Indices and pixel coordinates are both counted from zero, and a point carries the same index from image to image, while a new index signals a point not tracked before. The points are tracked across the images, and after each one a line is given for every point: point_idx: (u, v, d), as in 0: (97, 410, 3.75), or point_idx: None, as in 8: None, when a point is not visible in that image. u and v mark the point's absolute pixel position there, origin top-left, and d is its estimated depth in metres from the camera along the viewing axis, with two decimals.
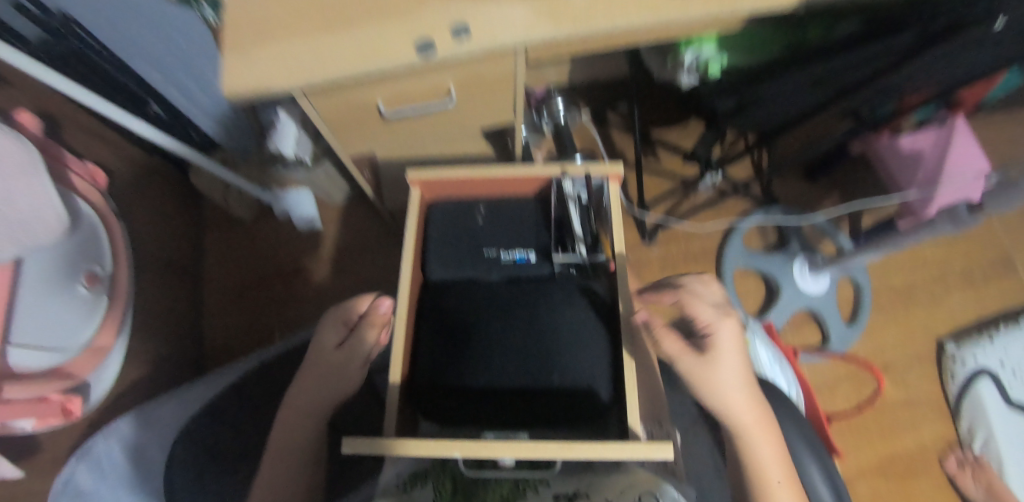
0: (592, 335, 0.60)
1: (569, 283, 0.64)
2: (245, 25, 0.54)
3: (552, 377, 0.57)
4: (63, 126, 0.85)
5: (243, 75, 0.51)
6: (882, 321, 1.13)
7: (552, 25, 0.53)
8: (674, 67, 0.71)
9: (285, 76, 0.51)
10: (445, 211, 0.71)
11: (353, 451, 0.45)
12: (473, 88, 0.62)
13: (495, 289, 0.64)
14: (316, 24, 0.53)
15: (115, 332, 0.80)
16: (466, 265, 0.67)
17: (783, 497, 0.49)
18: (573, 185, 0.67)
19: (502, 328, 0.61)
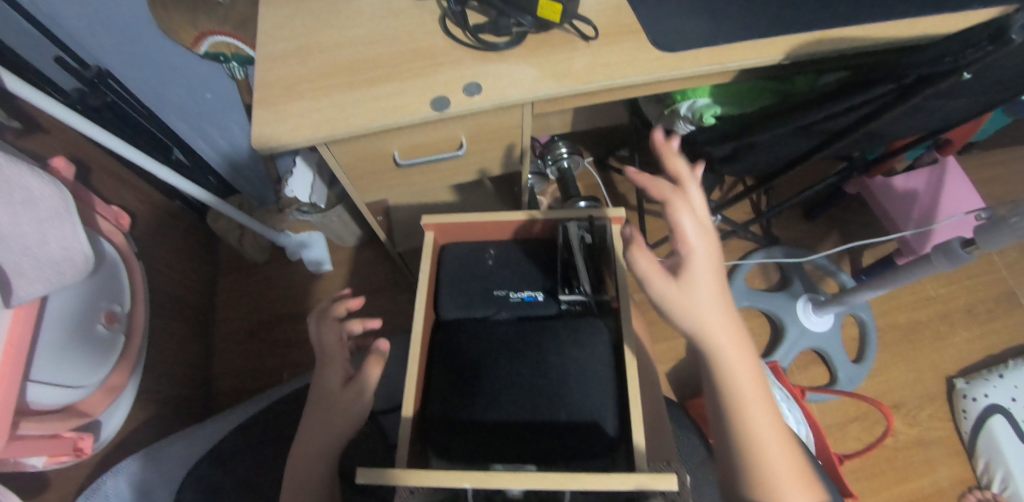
0: (600, 374, 0.61)
1: (575, 322, 0.65)
2: (275, 84, 0.59)
3: (557, 413, 0.58)
4: (96, 173, 0.90)
5: (270, 130, 0.56)
6: (888, 357, 1.13)
7: (558, 82, 0.57)
8: (672, 116, 0.77)
9: (311, 130, 0.55)
10: (457, 253, 0.73)
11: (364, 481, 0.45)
12: (483, 139, 0.66)
13: (504, 329, 0.66)
14: (340, 83, 0.58)
15: (128, 370, 0.82)
16: (476, 305, 0.69)
17: (757, 418, 0.44)
18: (577, 228, 0.69)
19: (511, 367, 0.62)
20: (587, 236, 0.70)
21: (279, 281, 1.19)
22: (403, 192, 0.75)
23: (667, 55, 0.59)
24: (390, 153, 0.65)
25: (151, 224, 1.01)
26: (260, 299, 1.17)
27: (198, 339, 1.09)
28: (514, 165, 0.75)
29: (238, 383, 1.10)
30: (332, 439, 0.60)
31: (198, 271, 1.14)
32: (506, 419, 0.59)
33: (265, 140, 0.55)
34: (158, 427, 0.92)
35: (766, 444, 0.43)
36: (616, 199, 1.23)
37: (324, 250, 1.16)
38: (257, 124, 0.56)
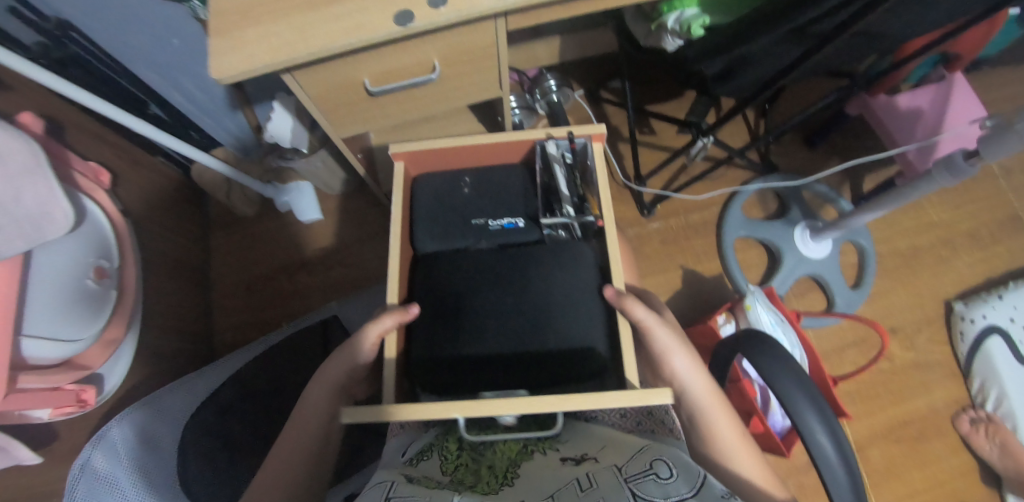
0: (587, 294, 0.61)
1: (557, 247, 0.65)
2: (229, 9, 0.55)
3: (540, 340, 0.59)
4: (70, 131, 0.87)
5: (229, 53, 0.53)
6: (887, 282, 1.12)
7: None
8: (658, 31, 0.73)
9: (271, 55, 0.52)
10: (429, 184, 0.72)
11: (352, 420, 0.47)
12: (457, 60, 0.63)
13: (485, 259, 0.65)
14: (298, 3, 0.54)
15: (123, 324, 0.83)
16: (455, 238, 0.68)
17: (717, 420, 0.51)
18: (556, 148, 0.68)
19: (494, 296, 0.62)
20: (568, 155, 0.69)
21: (270, 235, 1.18)
22: (380, 125, 0.73)
23: None
24: (360, 80, 0.62)
25: (134, 182, 0.99)
26: (252, 253, 1.17)
27: (195, 295, 1.09)
28: (494, 91, 0.71)
29: (239, 336, 1.12)
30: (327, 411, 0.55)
31: (187, 228, 1.12)
32: (490, 351, 0.59)
33: (224, 69, 0.52)
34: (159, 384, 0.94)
35: (723, 436, 0.51)
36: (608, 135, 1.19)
37: (313, 198, 1.15)
38: (214, 52, 0.53)
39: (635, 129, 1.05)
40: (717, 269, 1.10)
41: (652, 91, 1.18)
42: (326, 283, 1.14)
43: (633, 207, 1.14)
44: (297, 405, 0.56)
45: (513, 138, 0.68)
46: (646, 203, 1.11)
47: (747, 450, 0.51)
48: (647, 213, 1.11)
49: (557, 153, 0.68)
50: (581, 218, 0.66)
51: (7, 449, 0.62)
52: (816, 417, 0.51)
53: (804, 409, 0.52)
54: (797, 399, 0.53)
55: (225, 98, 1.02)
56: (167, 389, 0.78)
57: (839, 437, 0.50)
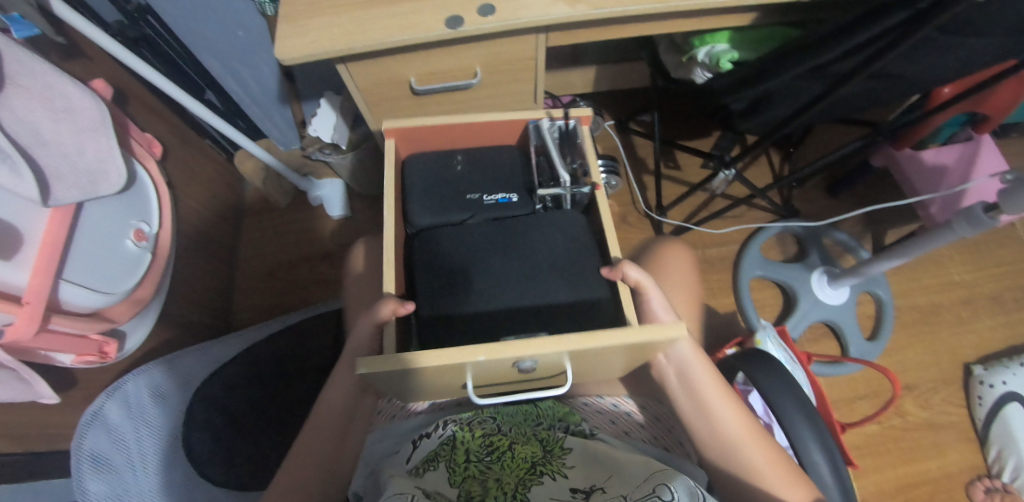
0: (582, 257, 0.65)
1: (552, 215, 0.69)
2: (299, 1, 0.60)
3: (537, 299, 0.63)
4: (133, 104, 0.94)
5: (291, 37, 0.57)
6: (904, 336, 1.10)
7: (572, 6, 0.57)
8: (689, 63, 0.76)
9: (331, 43, 0.57)
10: (421, 162, 0.75)
11: (371, 370, 0.45)
12: (497, 68, 0.67)
13: (482, 228, 0.68)
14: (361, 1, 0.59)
15: (151, 287, 0.87)
16: (449, 212, 0.71)
17: (705, 387, 0.62)
18: (550, 127, 0.72)
19: (490, 254, 0.65)
20: (560, 135, 0.74)
21: (299, 224, 1.23)
22: (417, 125, 0.77)
23: None
24: (406, 78, 0.67)
25: (181, 159, 1.05)
26: (279, 241, 1.22)
27: (221, 273, 1.14)
28: (528, 103, 0.76)
29: (256, 318, 1.15)
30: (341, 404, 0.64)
31: (224, 210, 1.18)
32: (493, 307, 0.62)
33: (287, 50, 0.57)
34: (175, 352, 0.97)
35: (714, 404, 0.61)
36: (634, 164, 1.23)
37: (341, 194, 1.21)
38: (280, 36, 0.58)
39: (660, 160, 1.09)
40: (730, 304, 1.10)
41: (680, 129, 1.21)
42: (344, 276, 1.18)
43: (651, 236, 1.16)
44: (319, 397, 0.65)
45: (510, 116, 0.72)
46: (665, 234, 1.14)
47: (732, 402, 0.62)
48: None
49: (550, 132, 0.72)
50: (576, 190, 0.70)
51: (29, 381, 0.63)
52: (812, 437, 0.55)
53: (802, 429, 0.55)
54: (796, 420, 0.56)
55: (276, 90, 1.09)
56: (190, 350, 0.80)
57: (829, 452, 0.56)
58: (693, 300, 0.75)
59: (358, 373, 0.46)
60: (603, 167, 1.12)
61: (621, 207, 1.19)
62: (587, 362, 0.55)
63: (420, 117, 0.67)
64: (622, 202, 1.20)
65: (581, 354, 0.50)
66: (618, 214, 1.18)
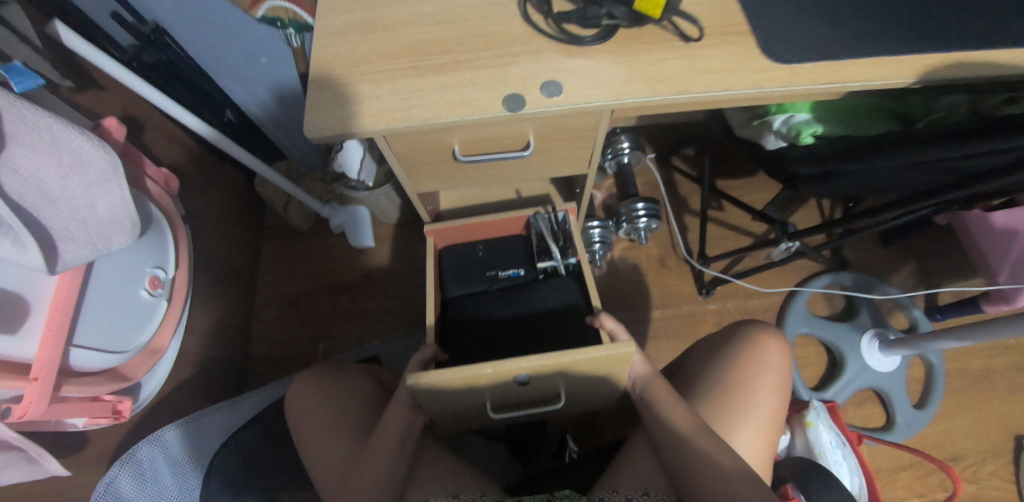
0: (574, 317, 0.78)
1: (551, 283, 0.82)
2: (335, 64, 0.54)
3: (551, 345, 0.76)
4: (150, 132, 0.88)
5: (328, 107, 0.51)
6: (955, 403, 1.03)
7: (649, 85, 0.50)
8: (761, 125, 0.69)
9: (367, 119, 0.50)
10: (454, 255, 0.88)
11: (416, 381, 0.57)
12: (552, 137, 0.60)
13: (501, 298, 0.82)
14: (403, 68, 0.53)
15: (170, 333, 0.82)
16: (475, 286, 0.85)
17: (663, 408, 0.63)
18: (543, 219, 0.85)
19: (507, 318, 0.80)
20: (553, 224, 0.86)
21: (322, 251, 1.19)
22: (455, 185, 0.71)
23: (783, 65, 0.50)
24: (450, 146, 0.60)
25: (199, 186, 1.00)
26: (306, 269, 1.18)
27: (239, 303, 1.10)
28: (580, 167, 0.69)
29: (273, 349, 1.11)
30: (395, 444, 0.63)
31: (243, 236, 1.14)
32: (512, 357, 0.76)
33: (318, 127, 0.49)
34: (191, 392, 0.93)
35: (670, 421, 0.62)
36: (675, 203, 1.20)
37: (365, 224, 1.16)
38: (310, 107, 0.51)
39: (707, 206, 1.03)
40: None
41: (721, 165, 1.20)
42: (366, 311, 1.14)
43: (691, 283, 1.13)
44: (369, 446, 0.63)
45: (511, 214, 0.85)
46: (705, 283, 1.10)
47: (678, 407, 0.62)
48: (705, 292, 1.10)
49: (546, 222, 0.85)
50: (565, 262, 0.84)
51: (39, 460, 0.60)
52: None
53: None
54: None
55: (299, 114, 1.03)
56: (218, 409, 0.80)
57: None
58: (780, 389, 0.69)
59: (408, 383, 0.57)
60: (644, 210, 1.05)
61: (660, 250, 1.17)
62: (574, 380, 0.67)
63: (454, 220, 0.83)
64: (661, 244, 1.17)
65: (575, 372, 0.62)
66: (656, 257, 1.16)
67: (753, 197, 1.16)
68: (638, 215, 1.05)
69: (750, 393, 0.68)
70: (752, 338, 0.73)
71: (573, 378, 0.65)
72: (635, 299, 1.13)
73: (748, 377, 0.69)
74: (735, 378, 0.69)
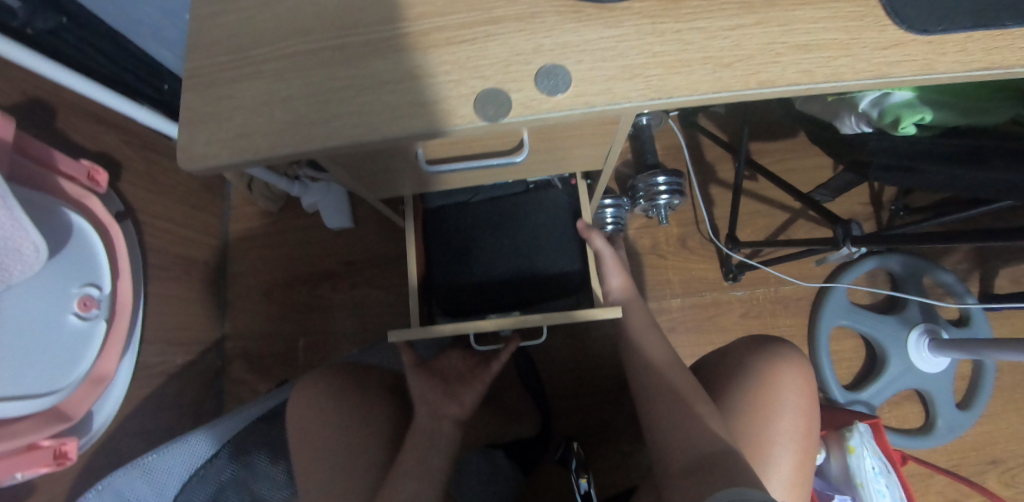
0: (565, 241, 0.68)
1: (540, 199, 0.69)
2: (225, 43, 0.36)
3: (535, 268, 0.67)
4: (62, 112, 0.71)
5: (212, 116, 0.35)
6: (1003, 401, 0.93)
7: (709, 73, 0.33)
8: (838, 103, 0.52)
9: (265, 141, 0.34)
10: None
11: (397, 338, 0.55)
12: (556, 137, 0.44)
13: (484, 212, 0.69)
14: (321, 49, 0.35)
15: (117, 356, 0.71)
16: (459, 194, 0.70)
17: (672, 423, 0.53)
18: None
19: (491, 238, 0.69)
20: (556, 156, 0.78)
21: (294, 233, 1.06)
22: (430, 188, 0.56)
23: (919, 38, 0.33)
24: (413, 149, 0.43)
25: (139, 170, 0.85)
26: (277, 254, 1.05)
27: (206, 299, 0.99)
28: (594, 163, 0.54)
29: (250, 346, 1.02)
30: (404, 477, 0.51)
31: (202, 220, 1.00)
32: (494, 281, 0.67)
33: (200, 150, 0.34)
34: (155, 407, 0.84)
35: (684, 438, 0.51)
36: (700, 172, 1.04)
37: (343, 204, 1.01)
38: (184, 120, 0.35)
39: (741, 183, 0.87)
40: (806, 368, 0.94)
41: (757, 125, 1.01)
42: (350, 302, 1.03)
43: (716, 268, 1.00)
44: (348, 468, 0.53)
45: None
46: (732, 268, 0.96)
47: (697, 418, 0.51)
48: (732, 277, 0.96)
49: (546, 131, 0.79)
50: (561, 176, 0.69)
51: None
52: None
53: None
54: None
55: None
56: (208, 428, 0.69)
57: None
58: (801, 430, 0.56)
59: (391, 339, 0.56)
60: (666, 185, 0.89)
61: (680, 228, 1.02)
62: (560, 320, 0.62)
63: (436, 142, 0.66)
64: (682, 221, 1.02)
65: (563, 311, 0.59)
66: (675, 236, 1.02)
67: (793, 166, 0.99)
68: (657, 193, 0.89)
69: (764, 447, 0.55)
70: (763, 377, 0.58)
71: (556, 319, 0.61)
72: (650, 285, 1.00)
73: (756, 428, 0.55)
74: (739, 429, 0.55)
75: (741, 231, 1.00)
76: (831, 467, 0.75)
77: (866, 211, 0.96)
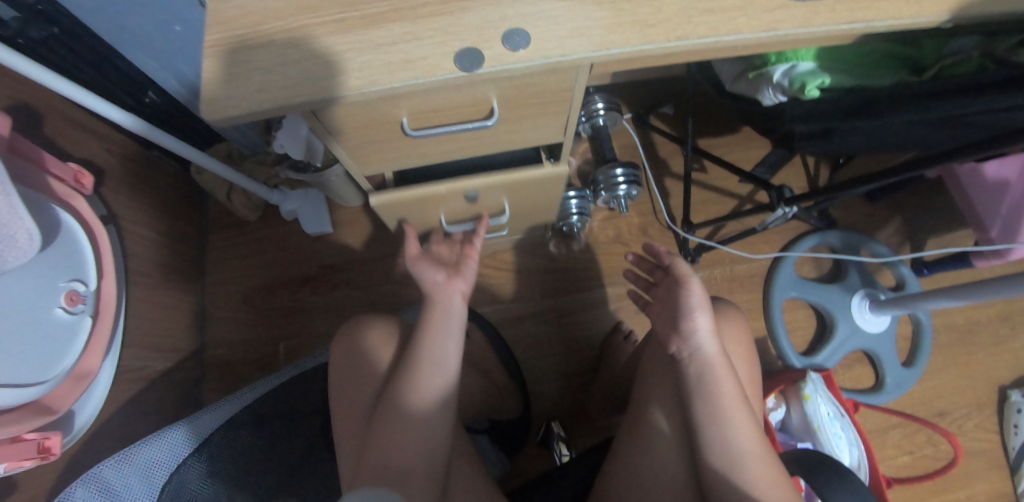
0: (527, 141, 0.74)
1: None
2: (238, 20, 0.42)
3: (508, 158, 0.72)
4: (52, 120, 0.75)
5: (231, 78, 0.40)
6: (941, 358, 1.02)
7: (639, 31, 0.41)
8: (757, 78, 0.60)
9: (282, 93, 0.39)
10: None
11: (378, 196, 0.65)
12: (521, 104, 0.51)
13: None
14: (326, 22, 0.41)
15: (101, 354, 0.72)
16: None
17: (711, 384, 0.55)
18: None
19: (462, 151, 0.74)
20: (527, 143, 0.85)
21: (275, 241, 1.09)
22: (409, 164, 0.62)
23: (799, 3, 0.41)
24: (398, 118, 0.49)
25: (122, 179, 0.87)
26: (258, 262, 1.08)
27: (185, 307, 1.00)
28: (556, 134, 0.61)
29: (230, 354, 1.03)
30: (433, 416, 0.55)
31: (181, 229, 1.02)
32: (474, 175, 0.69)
33: (221, 105, 0.39)
34: (135, 411, 0.84)
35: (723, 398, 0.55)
36: (656, 167, 1.14)
37: (322, 208, 1.05)
38: (206, 80, 0.40)
39: (691, 170, 0.97)
40: (765, 337, 1.02)
41: (703, 122, 1.12)
42: (331, 303, 1.05)
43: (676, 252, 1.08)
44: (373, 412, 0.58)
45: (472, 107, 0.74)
46: (690, 250, 1.04)
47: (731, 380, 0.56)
48: (691, 260, 1.04)
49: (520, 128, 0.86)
50: None
51: None
52: None
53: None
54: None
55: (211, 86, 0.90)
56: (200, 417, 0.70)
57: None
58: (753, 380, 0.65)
59: (370, 202, 0.66)
60: (623, 176, 0.96)
61: (641, 218, 1.10)
62: (516, 192, 0.73)
63: None
64: (643, 212, 1.11)
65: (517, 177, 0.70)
66: (637, 225, 1.10)
67: (737, 157, 1.10)
68: (617, 183, 0.97)
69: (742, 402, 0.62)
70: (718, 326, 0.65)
71: (514, 191, 0.72)
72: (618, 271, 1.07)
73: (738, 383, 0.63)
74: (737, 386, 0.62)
75: (696, 217, 1.09)
76: (792, 420, 0.82)
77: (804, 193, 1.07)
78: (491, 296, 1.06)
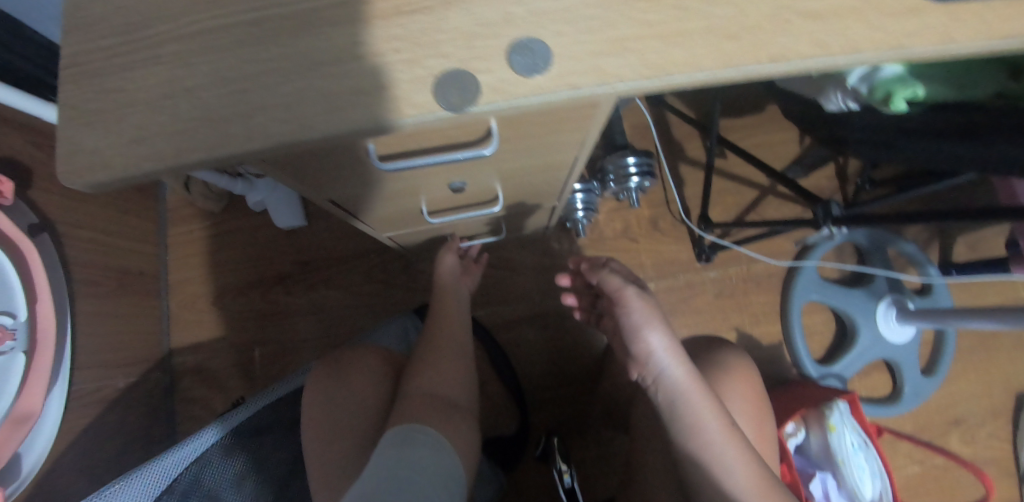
0: None
1: None
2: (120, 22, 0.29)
3: None
4: None
5: (102, 117, 0.28)
6: (961, 364, 0.97)
7: (713, 44, 0.27)
8: (824, 79, 0.49)
9: (172, 144, 0.28)
10: None
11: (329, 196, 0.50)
12: (525, 126, 0.39)
13: None
14: (238, 26, 0.28)
15: (41, 391, 0.63)
16: None
17: (689, 409, 0.52)
18: None
19: None
20: None
21: (245, 236, 0.98)
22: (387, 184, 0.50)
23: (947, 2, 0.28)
24: (364, 146, 0.37)
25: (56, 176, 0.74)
26: (225, 259, 0.97)
27: (148, 313, 0.91)
28: (569, 150, 0.49)
29: (202, 361, 0.94)
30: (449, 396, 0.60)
31: (135, 226, 0.90)
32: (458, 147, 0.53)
33: (78, 163, 0.28)
34: (95, 439, 0.76)
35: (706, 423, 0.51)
36: (669, 152, 1.02)
37: (295, 201, 0.93)
38: (63, 121, 0.28)
39: (712, 164, 0.85)
40: (779, 343, 0.96)
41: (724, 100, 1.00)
42: (310, 304, 0.96)
43: (689, 249, 0.98)
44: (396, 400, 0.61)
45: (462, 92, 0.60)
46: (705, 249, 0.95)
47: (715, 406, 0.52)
48: (705, 259, 0.95)
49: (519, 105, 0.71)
50: None
51: None
52: None
53: None
54: None
55: None
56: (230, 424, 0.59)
57: None
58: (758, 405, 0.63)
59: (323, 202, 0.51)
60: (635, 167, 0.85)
61: (652, 210, 1.00)
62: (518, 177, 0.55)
63: None
64: (653, 203, 1.01)
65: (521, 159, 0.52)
66: (647, 219, 1.00)
67: (759, 141, 0.99)
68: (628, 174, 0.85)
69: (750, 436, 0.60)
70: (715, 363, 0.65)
71: (516, 174, 0.54)
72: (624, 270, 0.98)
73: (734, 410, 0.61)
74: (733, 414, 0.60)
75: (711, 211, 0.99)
76: (809, 444, 0.77)
77: (831, 185, 0.97)
78: (487, 296, 0.97)
